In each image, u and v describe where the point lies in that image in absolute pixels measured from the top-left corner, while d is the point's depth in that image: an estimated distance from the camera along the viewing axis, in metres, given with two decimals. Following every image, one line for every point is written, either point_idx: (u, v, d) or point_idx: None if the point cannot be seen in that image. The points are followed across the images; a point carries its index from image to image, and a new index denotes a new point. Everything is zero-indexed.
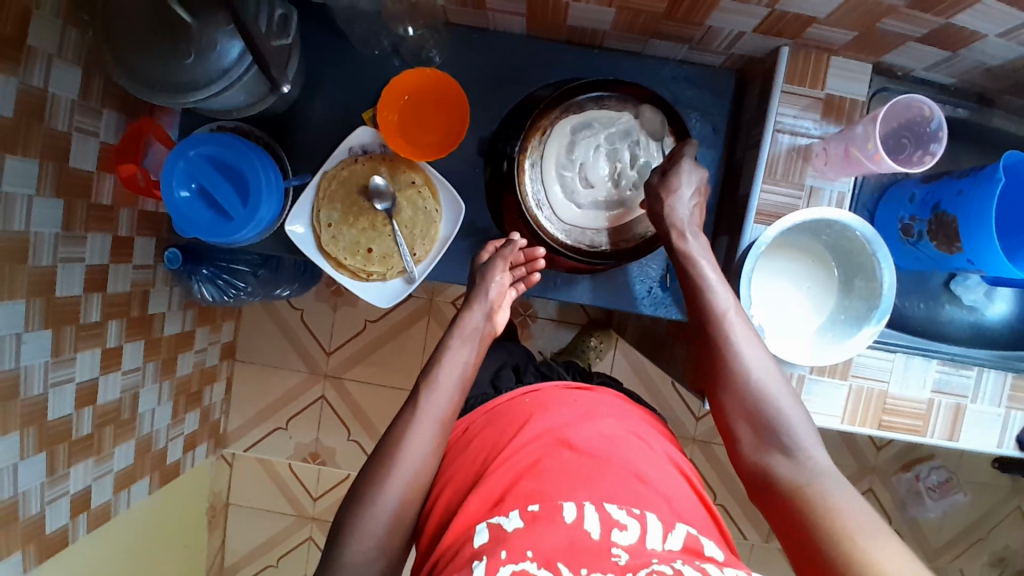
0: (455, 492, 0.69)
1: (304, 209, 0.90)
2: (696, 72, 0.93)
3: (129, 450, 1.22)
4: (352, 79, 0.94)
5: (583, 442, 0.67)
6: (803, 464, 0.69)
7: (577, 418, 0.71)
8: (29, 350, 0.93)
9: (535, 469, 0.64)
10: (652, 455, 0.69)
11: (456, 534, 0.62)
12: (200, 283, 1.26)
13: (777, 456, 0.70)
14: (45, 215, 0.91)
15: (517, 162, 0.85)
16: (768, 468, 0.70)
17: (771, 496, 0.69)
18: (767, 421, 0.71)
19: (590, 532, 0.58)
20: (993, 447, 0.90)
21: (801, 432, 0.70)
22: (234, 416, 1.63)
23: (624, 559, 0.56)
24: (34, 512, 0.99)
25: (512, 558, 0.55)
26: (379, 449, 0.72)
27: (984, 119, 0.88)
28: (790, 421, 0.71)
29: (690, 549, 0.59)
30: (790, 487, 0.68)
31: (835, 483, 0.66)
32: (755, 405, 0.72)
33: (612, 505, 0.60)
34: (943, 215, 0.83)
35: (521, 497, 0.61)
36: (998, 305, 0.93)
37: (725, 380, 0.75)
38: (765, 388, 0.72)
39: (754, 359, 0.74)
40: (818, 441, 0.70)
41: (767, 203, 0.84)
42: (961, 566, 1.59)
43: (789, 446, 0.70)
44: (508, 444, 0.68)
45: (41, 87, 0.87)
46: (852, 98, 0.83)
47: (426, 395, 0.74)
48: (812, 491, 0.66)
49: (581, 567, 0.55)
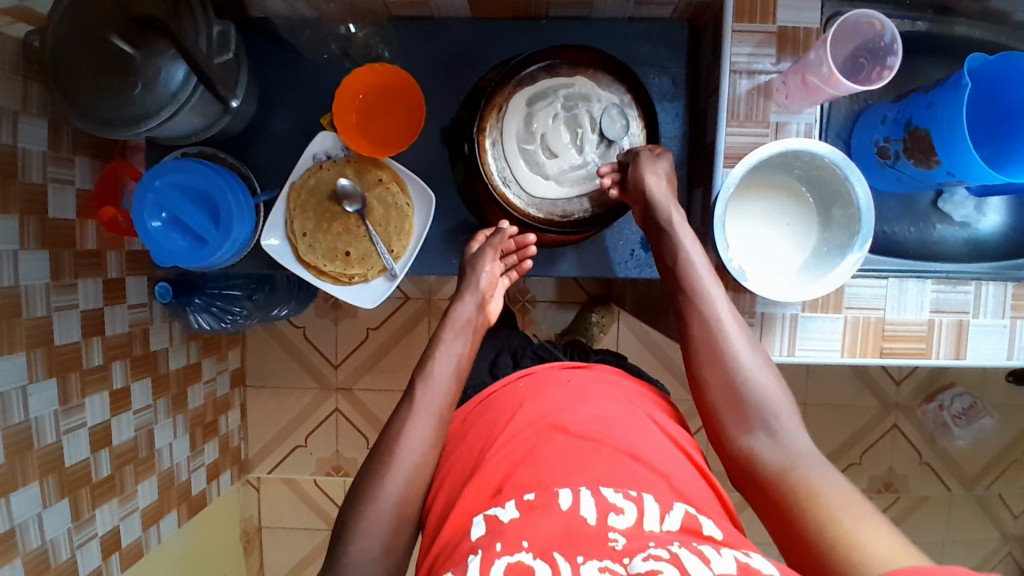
0: (452, 487, 0.68)
1: (278, 223, 0.91)
2: (648, 26, 0.92)
3: (153, 486, 1.24)
4: (306, 88, 0.94)
5: (575, 425, 0.65)
6: (785, 445, 0.68)
7: (570, 400, 0.69)
8: (37, 401, 0.94)
9: (529, 458, 0.62)
10: (648, 431, 0.67)
11: (455, 527, 0.61)
12: (196, 312, 1.28)
13: (760, 438, 0.69)
14: (33, 267, 0.93)
15: (477, 143, 0.85)
16: (750, 450, 0.69)
17: (754, 479, 0.68)
18: (749, 402, 0.70)
19: (586, 518, 0.55)
20: (1004, 360, 0.87)
21: (783, 414, 0.69)
22: (254, 440, 1.65)
23: (621, 543, 0.53)
24: (65, 557, 1.01)
25: (507, 550, 0.52)
26: (378, 447, 0.72)
27: (945, 28, 0.87)
28: (771, 399, 0.70)
29: (688, 529, 0.56)
30: (773, 469, 0.67)
31: (819, 469, 0.65)
32: (738, 384, 0.71)
33: (608, 489, 0.58)
34: (916, 130, 0.81)
35: (518, 487, 0.59)
36: (991, 217, 0.91)
37: (711, 363, 0.73)
38: (748, 368, 0.71)
39: (739, 343, 0.73)
40: (800, 423, 0.70)
41: (734, 145, 0.83)
42: (1000, 491, 1.56)
43: (773, 428, 0.69)
44: (501, 434, 0.67)
45: (10, 144, 0.88)
46: (806, 27, 0.82)
47: (421, 390, 0.75)
48: (796, 477, 0.65)
49: (578, 555, 0.52)
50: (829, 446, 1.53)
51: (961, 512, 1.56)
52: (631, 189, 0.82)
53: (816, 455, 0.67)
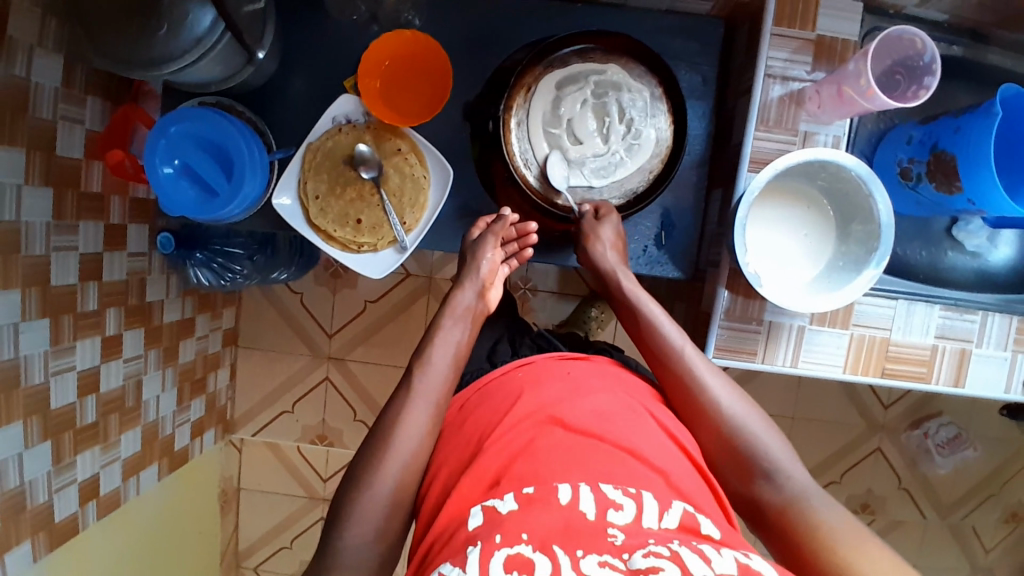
0: (449, 475, 0.67)
1: (290, 182, 0.89)
2: (684, 21, 0.91)
3: (136, 437, 1.23)
4: (331, 48, 0.92)
5: (575, 420, 0.64)
6: (785, 486, 0.67)
7: (570, 393, 0.68)
8: (28, 340, 0.93)
9: (527, 451, 0.62)
10: (647, 428, 0.66)
11: (452, 515, 0.60)
12: (196, 267, 1.27)
13: (758, 481, 0.68)
14: (36, 205, 0.91)
15: (503, 121, 0.84)
16: (754, 496, 0.68)
17: (761, 520, 0.68)
18: (741, 447, 0.69)
19: (585, 513, 0.55)
20: (1001, 392, 0.87)
21: (778, 454, 0.69)
22: (240, 401, 1.64)
23: (620, 539, 0.53)
24: (42, 500, 0.99)
25: (506, 542, 0.52)
26: (375, 431, 0.71)
27: (980, 54, 0.86)
28: (764, 443, 0.69)
29: (686, 527, 0.56)
30: (779, 512, 0.66)
31: (820, 505, 0.65)
32: (727, 435, 0.70)
33: (608, 486, 0.57)
34: (942, 153, 0.81)
35: (516, 480, 0.59)
36: (1002, 249, 0.91)
37: (695, 415, 0.72)
38: (736, 418, 0.70)
39: (721, 389, 0.72)
40: (795, 460, 0.69)
41: (759, 150, 0.82)
42: (974, 522, 1.57)
43: (769, 470, 0.68)
44: (500, 425, 0.66)
45: (23, 76, 0.86)
46: (843, 38, 0.81)
47: (419, 376, 0.74)
48: (801, 514, 0.65)
49: (577, 549, 0.52)
50: (812, 461, 1.54)
51: (934, 538, 1.58)
52: (582, 260, 0.86)
53: (819, 489, 0.67)
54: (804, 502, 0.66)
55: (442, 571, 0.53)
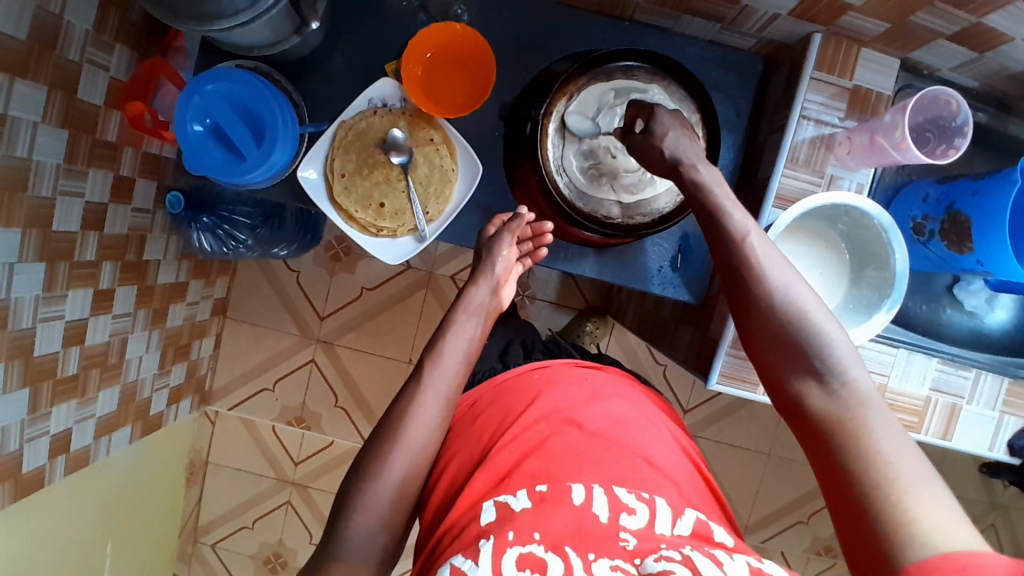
0: (461, 469, 0.69)
1: (318, 156, 0.88)
2: (724, 53, 0.93)
3: (113, 396, 1.18)
4: (376, 31, 0.93)
5: (592, 423, 0.69)
6: (841, 391, 0.62)
7: (585, 397, 0.73)
8: (21, 283, 0.87)
9: (541, 448, 0.66)
10: (657, 438, 0.72)
11: (464, 507, 0.63)
12: (199, 232, 1.25)
13: (808, 381, 0.64)
14: (49, 145, 0.87)
15: (541, 124, 0.85)
16: (800, 397, 0.64)
17: (804, 424, 0.64)
18: (796, 343, 0.65)
19: (598, 516, 0.59)
20: (985, 450, 0.90)
21: (838, 354, 0.63)
22: (220, 373, 1.61)
23: (632, 544, 0.57)
24: (13, 449, 0.94)
25: (520, 541, 0.56)
26: (385, 420, 0.71)
27: (1001, 125, 0.89)
28: (827, 340, 0.64)
29: (699, 533, 0.61)
30: (825, 418, 0.62)
31: (876, 418, 0.60)
32: (783, 328, 0.66)
33: (620, 489, 0.62)
34: (957, 214, 0.83)
35: (529, 476, 0.63)
36: (998, 312, 0.92)
37: (750, 304, 0.68)
38: (799, 305, 0.66)
39: (782, 278, 0.67)
40: (859, 362, 0.64)
41: (786, 188, 0.84)
42: None
43: (823, 371, 0.63)
44: (516, 422, 0.69)
45: (57, 13, 0.84)
46: (878, 91, 0.84)
47: (429, 370, 0.74)
48: (852, 429, 0.60)
49: (588, 552, 0.56)
50: (782, 499, 1.56)
51: None
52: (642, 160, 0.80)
53: (882, 400, 0.61)
54: (854, 414, 0.61)
55: (454, 563, 0.56)
